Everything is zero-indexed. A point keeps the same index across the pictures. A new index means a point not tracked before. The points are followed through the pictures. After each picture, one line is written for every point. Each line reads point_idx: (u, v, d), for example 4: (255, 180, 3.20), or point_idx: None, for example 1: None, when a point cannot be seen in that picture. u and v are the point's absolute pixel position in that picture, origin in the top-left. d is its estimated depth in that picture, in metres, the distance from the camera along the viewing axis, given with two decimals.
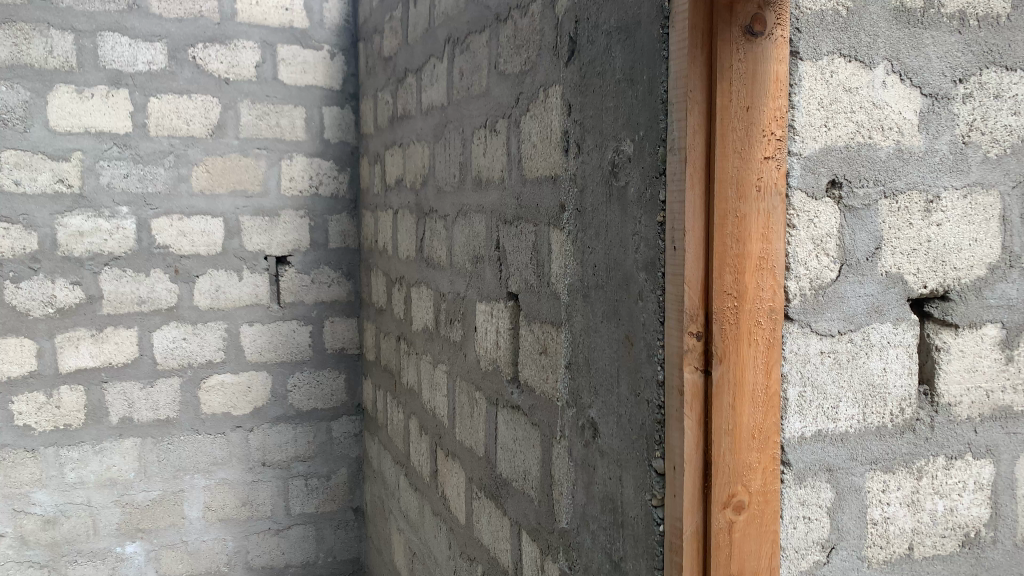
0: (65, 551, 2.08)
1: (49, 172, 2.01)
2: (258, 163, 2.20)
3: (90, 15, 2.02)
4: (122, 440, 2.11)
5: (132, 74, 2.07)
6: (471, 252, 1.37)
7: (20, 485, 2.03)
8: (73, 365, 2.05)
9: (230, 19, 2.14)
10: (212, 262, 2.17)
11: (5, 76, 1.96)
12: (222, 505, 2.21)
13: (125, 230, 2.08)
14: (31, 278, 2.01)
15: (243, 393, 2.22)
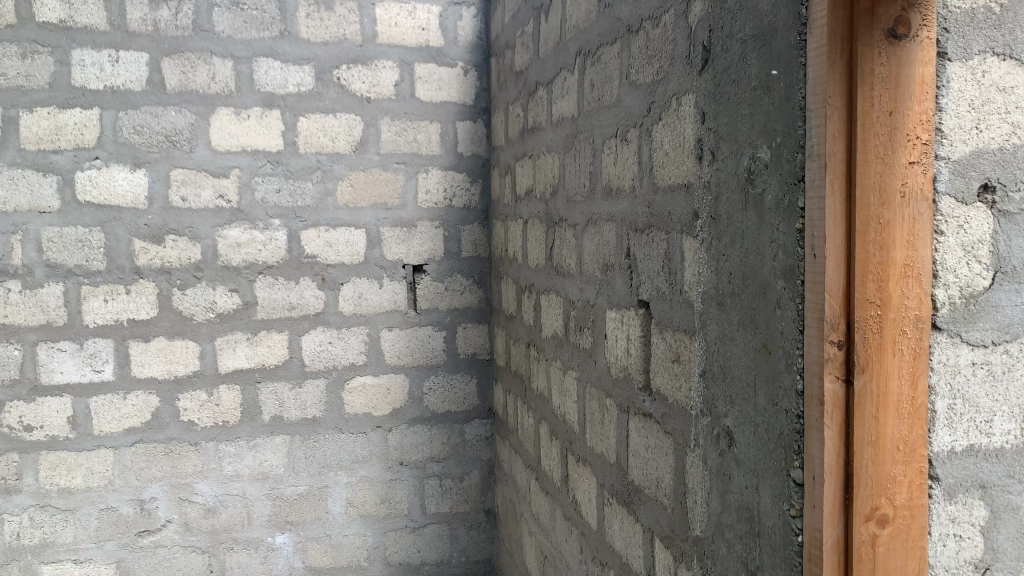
0: (223, 539, 2.24)
1: (211, 189, 2.19)
2: (396, 176, 2.31)
3: (247, 42, 2.19)
4: (274, 437, 2.26)
5: (283, 96, 2.22)
6: (601, 260, 1.39)
7: (184, 475, 2.21)
8: (231, 365, 2.22)
9: (372, 40, 2.27)
10: (355, 270, 2.29)
11: (174, 101, 2.15)
12: (362, 502, 2.32)
13: (277, 241, 2.24)
14: (196, 285, 2.19)
15: (383, 394, 2.33)
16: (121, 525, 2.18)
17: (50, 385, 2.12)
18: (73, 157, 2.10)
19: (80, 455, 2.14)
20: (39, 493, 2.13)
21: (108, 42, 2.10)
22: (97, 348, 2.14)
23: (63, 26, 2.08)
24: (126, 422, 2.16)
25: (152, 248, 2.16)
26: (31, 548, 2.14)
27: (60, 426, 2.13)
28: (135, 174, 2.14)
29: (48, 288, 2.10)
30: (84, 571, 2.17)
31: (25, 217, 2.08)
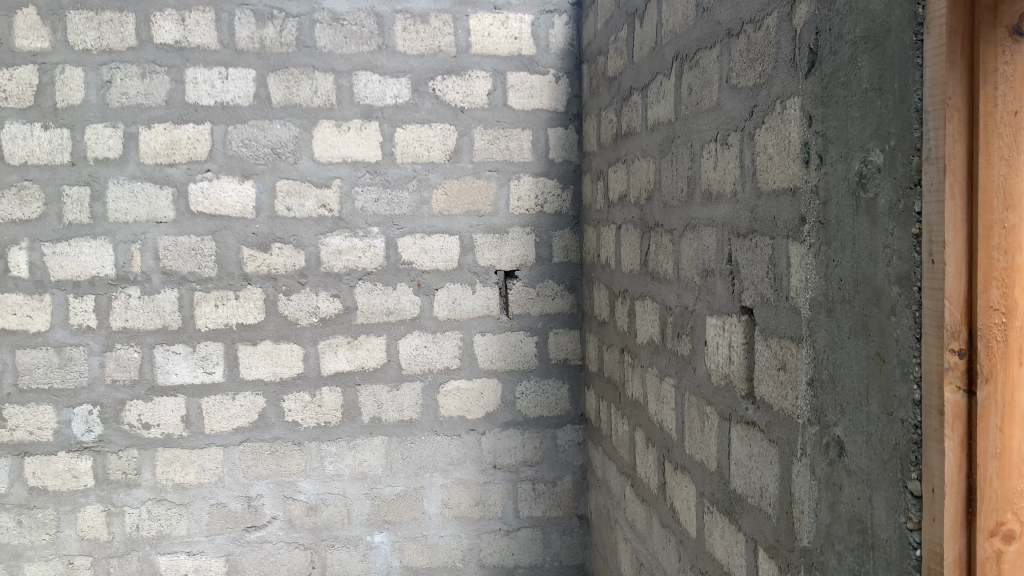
0: (325, 536, 2.32)
1: (314, 199, 2.27)
2: (489, 184, 2.34)
3: (347, 56, 2.26)
4: (372, 438, 2.32)
5: (381, 108, 2.29)
6: (700, 265, 1.38)
7: (288, 474, 2.30)
8: (332, 368, 2.30)
9: (466, 51, 2.31)
10: (450, 276, 2.34)
11: (280, 115, 2.25)
12: (457, 503, 2.37)
13: (375, 248, 2.30)
14: (299, 291, 2.28)
15: (477, 397, 2.36)
16: (230, 520, 2.29)
17: (166, 385, 2.24)
18: (187, 170, 2.22)
19: (193, 452, 2.26)
20: (156, 487, 2.26)
21: (219, 60, 2.22)
22: (209, 351, 2.25)
23: (178, 46, 2.20)
24: (235, 421, 2.27)
25: (259, 255, 2.26)
26: (149, 539, 2.27)
27: (175, 425, 2.25)
28: (244, 185, 2.24)
29: (164, 294, 2.23)
30: (196, 563, 2.28)
31: (144, 227, 2.22)
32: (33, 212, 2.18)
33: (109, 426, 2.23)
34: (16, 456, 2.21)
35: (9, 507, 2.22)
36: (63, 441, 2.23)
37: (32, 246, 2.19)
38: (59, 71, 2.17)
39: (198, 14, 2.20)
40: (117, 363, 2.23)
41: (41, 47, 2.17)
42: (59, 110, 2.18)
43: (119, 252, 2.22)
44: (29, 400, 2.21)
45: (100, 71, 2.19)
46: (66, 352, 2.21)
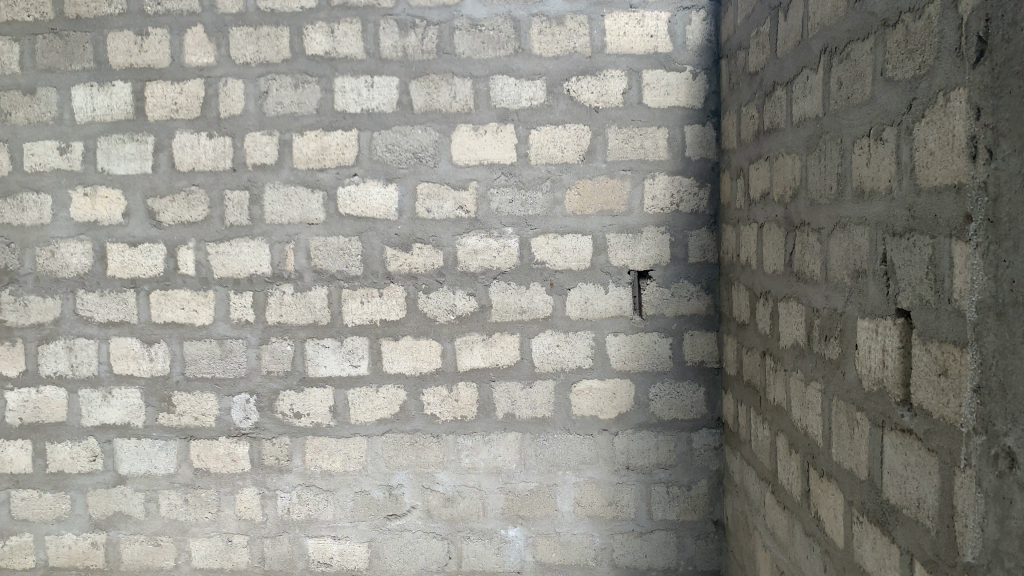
0: (461, 528, 2.39)
1: (452, 201, 2.34)
2: (623, 183, 2.34)
3: (484, 61, 2.32)
4: (507, 434, 2.37)
5: (517, 111, 2.33)
6: (851, 266, 1.33)
7: (427, 465, 2.38)
8: (469, 364, 2.36)
9: (601, 51, 2.31)
10: (583, 276, 2.35)
11: (421, 121, 2.33)
12: (590, 502, 2.38)
13: (510, 248, 2.35)
14: (438, 289, 2.35)
15: (609, 398, 2.36)
16: (373, 508, 2.40)
17: (316, 377, 2.38)
18: (336, 174, 2.35)
19: (339, 441, 2.39)
20: (306, 474, 2.40)
21: (365, 69, 2.33)
22: (355, 345, 2.37)
23: (328, 57, 2.33)
24: (377, 413, 2.38)
25: (401, 255, 2.35)
26: (299, 522, 2.41)
27: (323, 414, 2.38)
28: (387, 188, 2.35)
29: (314, 291, 2.37)
30: (341, 547, 2.41)
31: (296, 228, 2.36)
32: (199, 214, 2.37)
33: (265, 414, 2.39)
34: (183, 439, 2.41)
35: (177, 485, 2.42)
36: (224, 427, 2.40)
37: (199, 246, 2.38)
38: (222, 84, 2.35)
39: (346, 26, 2.32)
40: (271, 355, 2.38)
41: (206, 62, 2.35)
42: (222, 120, 2.36)
43: (274, 252, 2.37)
44: (195, 387, 2.40)
45: (258, 83, 2.34)
46: (227, 344, 2.39)
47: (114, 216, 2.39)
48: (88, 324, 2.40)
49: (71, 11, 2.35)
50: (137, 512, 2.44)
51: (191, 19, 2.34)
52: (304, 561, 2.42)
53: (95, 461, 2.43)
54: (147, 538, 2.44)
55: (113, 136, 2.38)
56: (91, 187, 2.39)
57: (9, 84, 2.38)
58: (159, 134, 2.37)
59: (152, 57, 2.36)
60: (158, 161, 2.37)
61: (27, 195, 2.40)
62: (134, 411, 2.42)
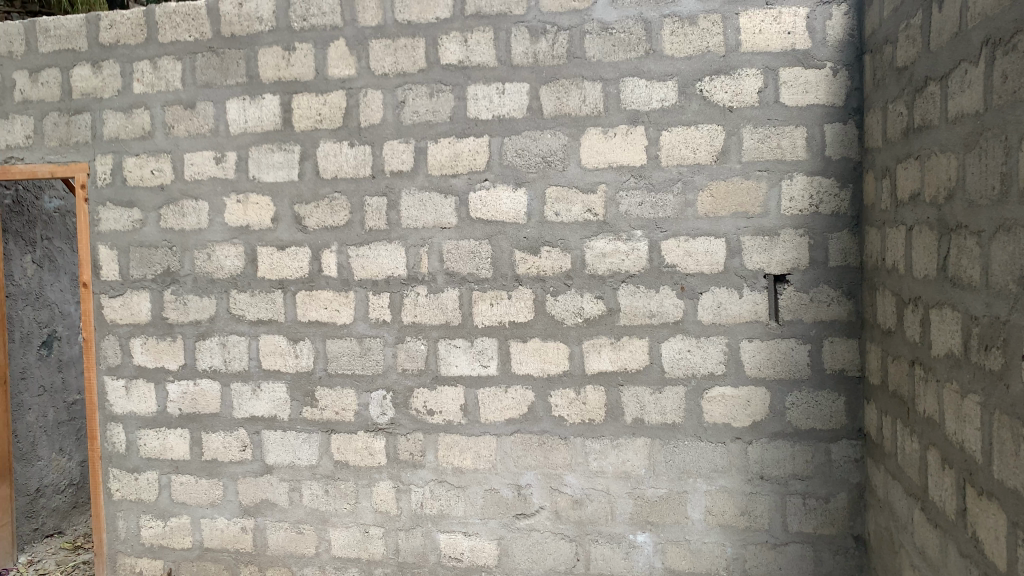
0: (590, 530, 2.40)
1: (581, 204, 2.35)
2: (759, 185, 2.28)
3: (615, 64, 2.32)
4: (636, 438, 2.36)
5: (648, 112, 2.31)
6: (1017, 271, 1.25)
7: (555, 467, 2.40)
8: (597, 368, 2.37)
9: (735, 50, 2.26)
10: (715, 280, 2.30)
11: (551, 125, 2.36)
12: (721, 511, 2.33)
13: (639, 251, 2.33)
14: (566, 292, 2.37)
15: (743, 405, 2.31)
16: (502, 506, 2.44)
17: (448, 376, 2.45)
18: (468, 179, 2.41)
19: (469, 439, 2.44)
20: (438, 470, 2.47)
21: (497, 76, 2.38)
22: (485, 346, 2.42)
23: (461, 65, 2.39)
24: (507, 413, 2.42)
25: (530, 258, 2.39)
26: (431, 517, 2.48)
27: (454, 413, 2.45)
28: (517, 192, 2.38)
29: (447, 293, 2.43)
30: (472, 543, 2.46)
31: (430, 232, 2.44)
32: (341, 219, 2.49)
33: (400, 410, 2.48)
34: (324, 432, 2.53)
35: (318, 476, 2.55)
36: (362, 422, 2.51)
37: (340, 249, 2.49)
38: (362, 95, 2.46)
39: (479, 34, 2.38)
40: (406, 354, 2.47)
41: (347, 74, 2.46)
42: (362, 129, 2.46)
43: (409, 255, 2.45)
44: (336, 383, 2.52)
45: (395, 92, 2.44)
46: (366, 343, 2.49)
47: (264, 221, 2.54)
48: (239, 322, 2.57)
49: (227, 30, 2.53)
50: (282, 501, 2.58)
51: (334, 33, 2.46)
52: (436, 555, 2.49)
53: (245, 450, 2.59)
54: (290, 526, 2.58)
55: (263, 146, 2.53)
56: (244, 194, 2.55)
57: (172, 99, 2.58)
58: (304, 143, 2.50)
59: (298, 71, 2.49)
60: (304, 169, 2.51)
61: (187, 202, 2.59)
62: (280, 405, 2.56)
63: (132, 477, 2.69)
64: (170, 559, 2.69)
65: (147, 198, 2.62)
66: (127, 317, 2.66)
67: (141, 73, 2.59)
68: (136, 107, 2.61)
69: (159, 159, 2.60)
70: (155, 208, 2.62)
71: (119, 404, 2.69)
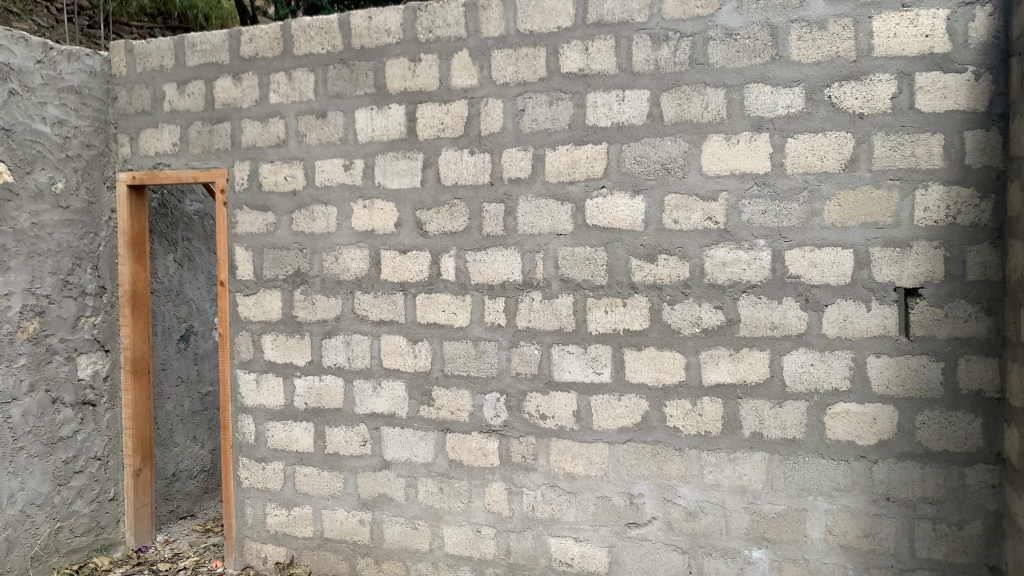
0: (703, 543, 2.36)
1: (701, 212, 2.33)
2: (890, 194, 2.19)
3: (739, 70, 2.29)
4: (753, 452, 2.31)
5: (773, 119, 2.26)
6: None
7: (669, 477, 2.38)
8: (714, 379, 2.33)
9: (867, 55, 2.19)
10: (842, 292, 2.23)
11: (672, 132, 2.34)
12: (843, 532, 2.25)
13: (761, 261, 2.28)
14: (684, 301, 2.35)
15: (869, 423, 2.22)
16: (614, 514, 2.44)
17: (561, 381, 2.47)
18: (585, 186, 2.42)
19: (582, 445, 2.45)
20: (550, 474, 2.49)
21: (617, 83, 2.38)
22: (599, 353, 2.42)
23: (582, 74, 2.41)
24: (620, 421, 2.42)
25: (646, 266, 2.38)
26: (543, 521, 2.51)
27: (567, 418, 2.46)
28: (635, 200, 2.38)
29: (562, 298, 2.45)
30: (582, 549, 2.47)
31: (547, 238, 2.47)
32: (460, 225, 2.55)
33: (514, 413, 2.52)
34: (440, 431, 2.60)
35: (434, 474, 2.62)
36: (476, 423, 2.56)
37: (459, 254, 2.56)
38: (483, 104, 2.52)
39: (600, 43, 2.39)
40: (521, 358, 2.50)
41: (470, 83, 2.53)
42: (482, 137, 2.52)
43: (525, 260, 2.49)
44: (451, 384, 2.59)
45: (516, 101, 2.48)
46: (481, 345, 2.54)
47: (388, 226, 2.64)
48: (363, 322, 2.68)
49: (357, 43, 2.64)
50: (398, 496, 2.67)
51: (458, 44, 2.53)
52: (546, 558, 2.51)
53: (364, 446, 2.69)
54: (406, 521, 2.66)
55: (388, 154, 2.63)
56: (370, 200, 2.66)
57: (305, 109, 2.72)
58: (427, 151, 2.58)
59: (423, 81, 2.57)
60: (426, 176, 2.59)
61: (317, 206, 2.72)
62: (398, 403, 2.65)
63: (260, 466, 2.84)
64: (293, 547, 2.82)
65: (281, 203, 2.77)
66: (259, 314, 2.82)
67: (277, 84, 2.74)
68: (272, 117, 2.76)
69: (292, 166, 2.75)
70: (287, 212, 2.76)
71: (249, 396, 2.85)
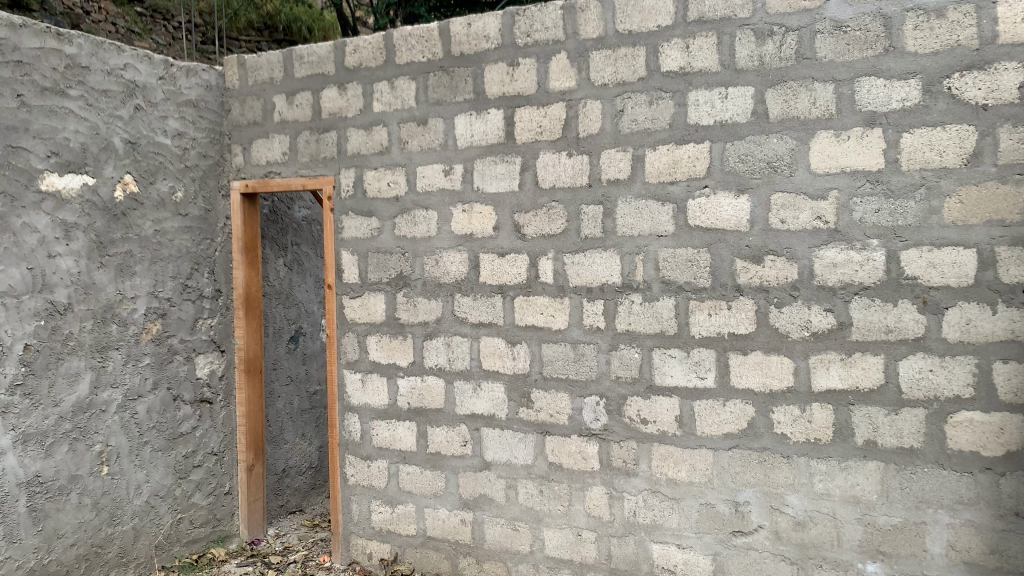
0: (813, 555, 2.28)
1: (809, 211, 2.25)
2: (1018, 189, 2.05)
3: (849, 64, 2.20)
4: (867, 462, 2.21)
5: (886, 113, 2.16)
6: None
7: (777, 486, 2.31)
8: (824, 385, 2.25)
9: (991, 42, 2.06)
10: (964, 294, 2.11)
11: (777, 129, 2.28)
12: (966, 547, 2.12)
13: (875, 261, 2.19)
14: (792, 304, 2.27)
15: (995, 433, 2.09)
16: (718, 522, 2.38)
17: (662, 385, 2.43)
18: (687, 186, 2.38)
19: (685, 451, 2.41)
20: (652, 480, 2.46)
21: (720, 81, 2.33)
22: (702, 357, 2.38)
23: (682, 72, 2.37)
24: (724, 427, 2.36)
25: (752, 267, 2.32)
26: (644, 526, 2.48)
27: (669, 423, 2.42)
28: (739, 200, 2.32)
29: (663, 301, 2.42)
30: (685, 556, 2.43)
31: (647, 240, 2.43)
32: (558, 227, 2.55)
33: (614, 417, 2.50)
34: (540, 434, 2.61)
35: (534, 476, 2.63)
36: (576, 426, 2.55)
37: (557, 257, 2.56)
38: (582, 105, 2.51)
39: (702, 40, 2.35)
40: (621, 361, 2.48)
41: (568, 86, 2.52)
42: (581, 139, 2.51)
43: (625, 262, 2.46)
44: (550, 387, 2.59)
45: (615, 102, 2.46)
46: (581, 348, 2.54)
47: (486, 230, 2.66)
48: (463, 324, 2.71)
49: (457, 49, 2.68)
50: (499, 497, 2.69)
51: (556, 47, 2.53)
52: (648, 564, 2.48)
53: (465, 446, 2.73)
54: (506, 522, 2.68)
55: (487, 158, 2.65)
56: (469, 204, 2.69)
57: (407, 116, 2.78)
58: (526, 155, 2.60)
59: (521, 85, 2.59)
60: (524, 179, 2.60)
61: (419, 211, 2.77)
62: (498, 404, 2.67)
63: (365, 464, 2.92)
64: (397, 544, 2.89)
65: (384, 208, 2.84)
66: (365, 316, 2.90)
67: (380, 93, 2.81)
68: (375, 125, 2.83)
69: (395, 172, 2.81)
70: (390, 217, 2.83)
71: (355, 396, 2.93)
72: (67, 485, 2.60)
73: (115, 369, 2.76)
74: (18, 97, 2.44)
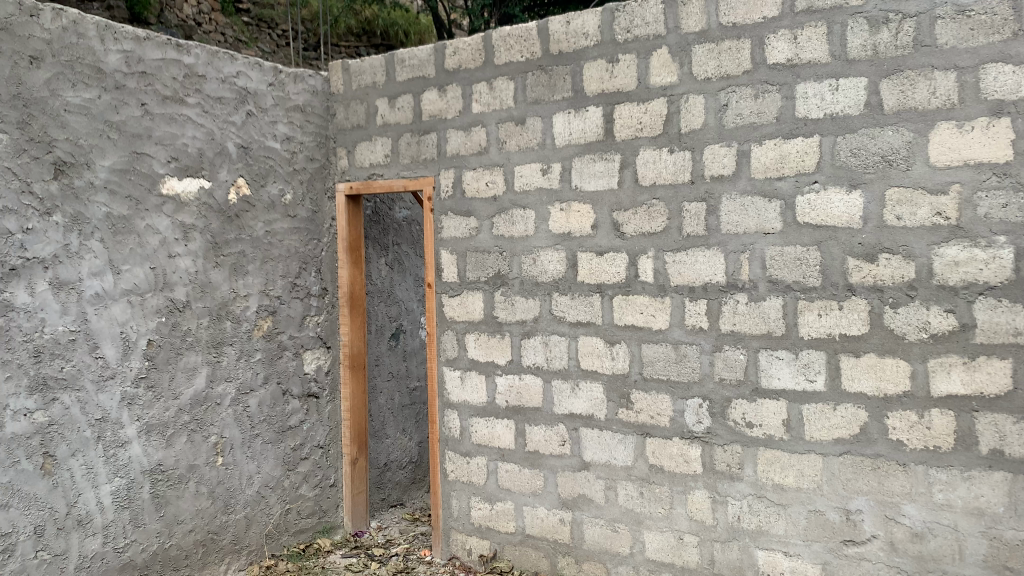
0: (932, 568, 2.17)
1: (928, 206, 2.14)
2: None
3: (973, 50, 2.07)
4: (992, 472, 2.09)
5: (1015, 102, 2.03)
6: None
7: (892, 494, 2.21)
8: (944, 390, 2.13)
9: None
10: None
11: (893, 121, 2.17)
12: None
13: (1002, 259, 2.06)
14: (908, 304, 2.17)
15: None
16: (828, 530, 2.29)
17: (769, 388, 2.36)
18: (795, 182, 2.30)
19: (793, 455, 2.33)
20: (757, 485, 2.39)
21: (830, 72, 2.24)
22: (811, 359, 2.29)
23: (790, 64, 2.30)
24: (835, 432, 2.27)
25: (865, 266, 2.22)
26: (749, 532, 2.41)
27: (776, 427, 2.35)
28: (851, 195, 2.23)
29: (769, 301, 2.35)
30: (793, 564, 2.35)
31: (752, 238, 2.37)
32: (659, 225, 2.52)
33: (717, 420, 2.44)
34: (640, 435, 2.58)
35: (634, 478, 2.60)
36: (678, 428, 2.51)
37: (658, 255, 2.52)
38: (683, 101, 2.46)
39: (810, 30, 2.26)
40: (725, 363, 2.42)
41: (670, 81, 2.48)
42: (683, 135, 2.47)
43: (729, 261, 2.40)
44: (651, 388, 2.55)
45: (718, 96, 2.40)
46: (682, 349, 2.49)
47: (585, 228, 2.65)
48: (561, 323, 2.71)
49: (555, 48, 2.67)
50: (598, 498, 2.67)
51: (657, 42, 2.49)
52: (753, 571, 2.42)
53: (564, 445, 2.72)
54: (606, 523, 2.66)
55: (586, 156, 2.64)
56: (567, 203, 2.68)
57: (505, 116, 2.79)
58: (625, 152, 2.57)
59: (621, 82, 2.56)
60: (624, 176, 2.57)
61: (517, 210, 2.79)
62: (597, 404, 2.65)
63: (465, 461, 2.96)
64: (496, 541, 2.91)
65: (483, 208, 2.86)
66: (464, 314, 2.93)
67: (479, 94, 2.84)
68: (475, 125, 2.86)
69: (493, 172, 2.83)
70: (489, 217, 2.85)
71: (455, 393, 2.97)
72: (186, 474, 2.73)
73: (229, 364, 2.88)
74: (142, 106, 2.59)
